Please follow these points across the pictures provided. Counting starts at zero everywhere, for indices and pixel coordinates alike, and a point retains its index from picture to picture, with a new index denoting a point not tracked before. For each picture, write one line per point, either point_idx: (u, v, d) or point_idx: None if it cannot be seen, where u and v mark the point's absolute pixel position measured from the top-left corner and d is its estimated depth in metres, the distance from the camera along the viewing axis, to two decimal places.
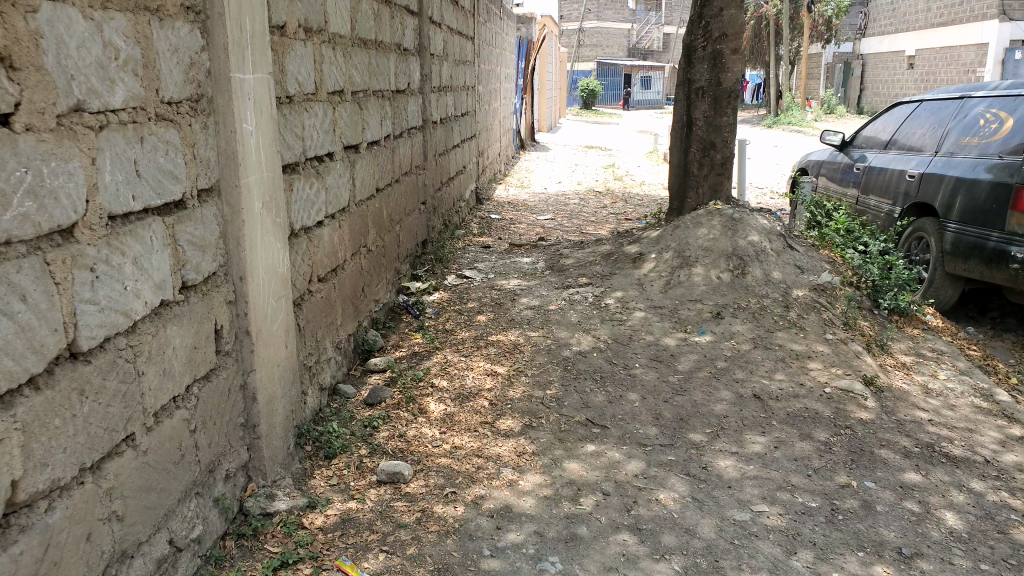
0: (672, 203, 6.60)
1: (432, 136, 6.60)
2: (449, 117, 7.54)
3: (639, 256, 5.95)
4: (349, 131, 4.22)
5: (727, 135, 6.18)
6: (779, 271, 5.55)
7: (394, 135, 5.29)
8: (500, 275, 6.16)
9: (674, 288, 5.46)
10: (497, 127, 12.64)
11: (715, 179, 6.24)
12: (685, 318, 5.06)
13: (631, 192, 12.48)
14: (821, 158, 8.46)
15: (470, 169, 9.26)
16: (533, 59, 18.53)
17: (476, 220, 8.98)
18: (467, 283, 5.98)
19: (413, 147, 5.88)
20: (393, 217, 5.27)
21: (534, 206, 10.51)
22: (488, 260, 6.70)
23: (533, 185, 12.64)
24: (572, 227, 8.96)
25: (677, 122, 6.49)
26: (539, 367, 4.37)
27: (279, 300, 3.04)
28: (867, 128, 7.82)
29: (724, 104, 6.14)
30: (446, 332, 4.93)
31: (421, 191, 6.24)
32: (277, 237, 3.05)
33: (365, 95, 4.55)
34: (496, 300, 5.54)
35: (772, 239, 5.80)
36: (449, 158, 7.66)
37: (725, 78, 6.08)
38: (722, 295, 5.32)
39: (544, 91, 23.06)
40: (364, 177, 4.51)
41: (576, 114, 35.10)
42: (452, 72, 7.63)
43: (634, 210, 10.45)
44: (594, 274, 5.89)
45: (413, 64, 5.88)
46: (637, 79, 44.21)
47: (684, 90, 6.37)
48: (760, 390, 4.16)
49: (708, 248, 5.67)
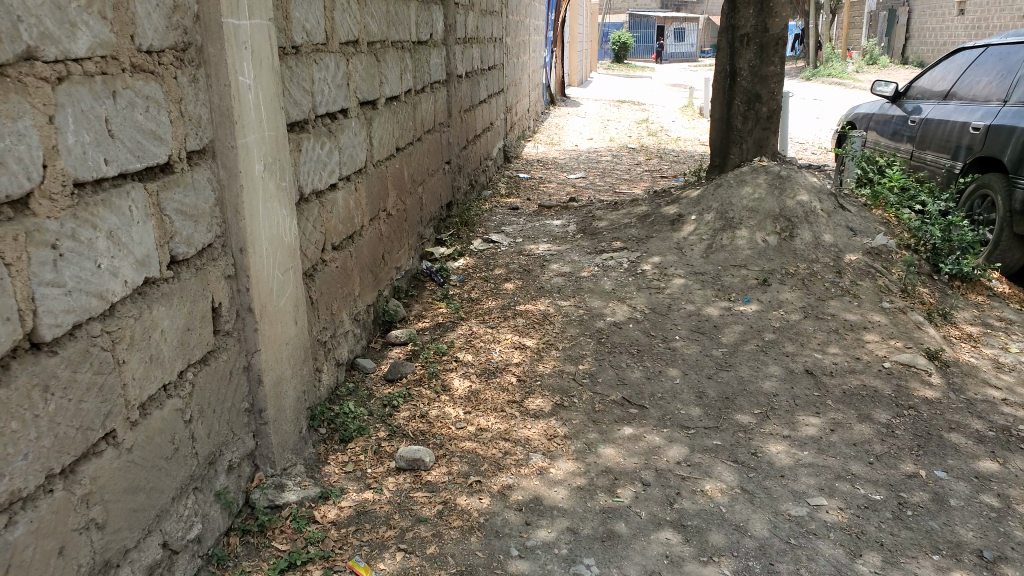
0: (713, 160, 6.19)
1: (456, 91, 6.25)
2: (475, 71, 7.15)
3: (678, 218, 5.58)
4: (366, 85, 3.90)
5: (773, 87, 5.73)
6: (831, 235, 5.15)
7: (415, 91, 4.95)
8: (529, 239, 5.84)
9: (715, 253, 5.11)
10: (526, 81, 12.18)
11: (760, 135, 5.82)
12: (729, 286, 4.71)
13: (665, 149, 11.98)
14: (869, 111, 7.93)
15: (497, 126, 8.89)
16: (563, 11, 17.86)
17: (503, 179, 8.64)
18: (494, 248, 5.68)
19: (436, 102, 5.54)
20: (415, 177, 4.96)
21: (564, 164, 10.12)
22: (516, 222, 6.38)
23: (563, 142, 12.20)
24: (603, 186, 8.57)
25: (719, 73, 6.03)
26: (570, 341, 4.08)
27: (285, 272, 2.83)
28: (924, 77, 7.25)
29: (771, 53, 5.68)
30: (472, 302, 4.65)
31: (446, 149, 5.91)
32: (281, 204, 2.79)
33: (383, 47, 4.21)
34: (525, 266, 5.23)
35: (822, 199, 5.38)
36: (476, 115, 7.29)
37: (773, 24, 5.61)
38: (768, 260, 4.96)
39: (573, 44, 22.37)
40: (382, 136, 4.19)
41: (608, 68, 34.17)
42: (478, 23, 7.22)
43: (669, 168, 9.98)
44: (629, 237, 5.54)
45: (436, 14, 5.50)
46: (671, 31, 42.84)
47: (728, 37, 5.90)
48: (812, 364, 3.83)
49: (752, 210, 5.29)
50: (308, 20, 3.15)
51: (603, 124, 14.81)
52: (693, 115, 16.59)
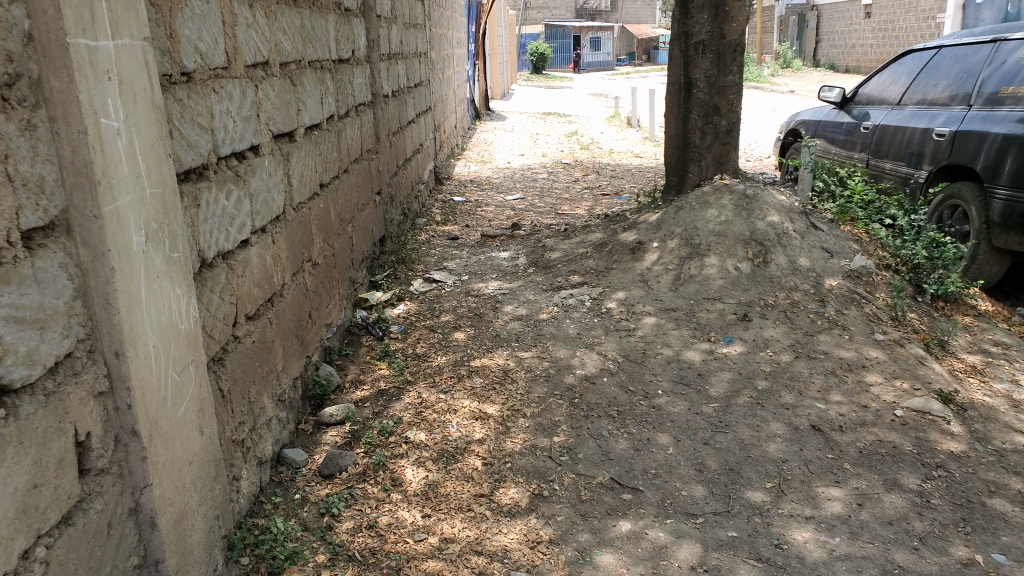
0: (669, 179, 5.72)
1: (384, 113, 5.61)
2: (401, 90, 6.52)
3: (638, 245, 5.05)
4: (280, 115, 3.22)
5: (732, 98, 5.32)
6: (806, 258, 4.74)
7: (338, 117, 4.29)
8: (476, 276, 5.18)
9: (685, 284, 4.60)
10: (452, 95, 11.57)
11: (719, 150, 5.40)
12: (707, 324, 4.21)
13: (600, 163, 11.57)
14: (812, 119, 7.64)
15: (427, 146, 8.25)
16: (483, 23, 17.34)
17: (437, 204, 8.01)
18: (437, 288, 4.97)
19: (362, 127, 4.89)
20: (342, 216, 4.29)
21: (499, 184, 9.54)
22: (459, 256, 5.71)
23: (495, 159, 11.66)
24: (544, 207, 8.05)
25: (671, 84, 5.57)
26: (540, 404, 3.48)
27: (187, 369, 2.11)
28: (871, 81, 6.99)
29: (728, 61, 5.26)
30: (418, 359, 3.98)
31: (375, 179, 5.24)
32: (177, 281, 2.07)
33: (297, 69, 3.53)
34: (477, 309, 4.58)
35: (793, 218, 4.98)
36: (405, 137, 6.63)
37: (729, 30, 5.20)
38: (744, 290, 4.49)
39: (495, 56, 21.93)
40: (302, 173, 3.51)
41: (528, 79, 33.88)
42: (402, 37, 6.59)
43: (609, 185, 9.53)
44: (586, 270, 4.99)
45: (357, 26, 4.85)
46: (588, 41, 43.07)
47: (679, 44, 5.46)
48: (817, 419, 3.36)
49: (721, 234, 4.82)
50: (207, 37, 2.47)
51: (532, 139, 14.35)
52: (622, 126, 16.33)
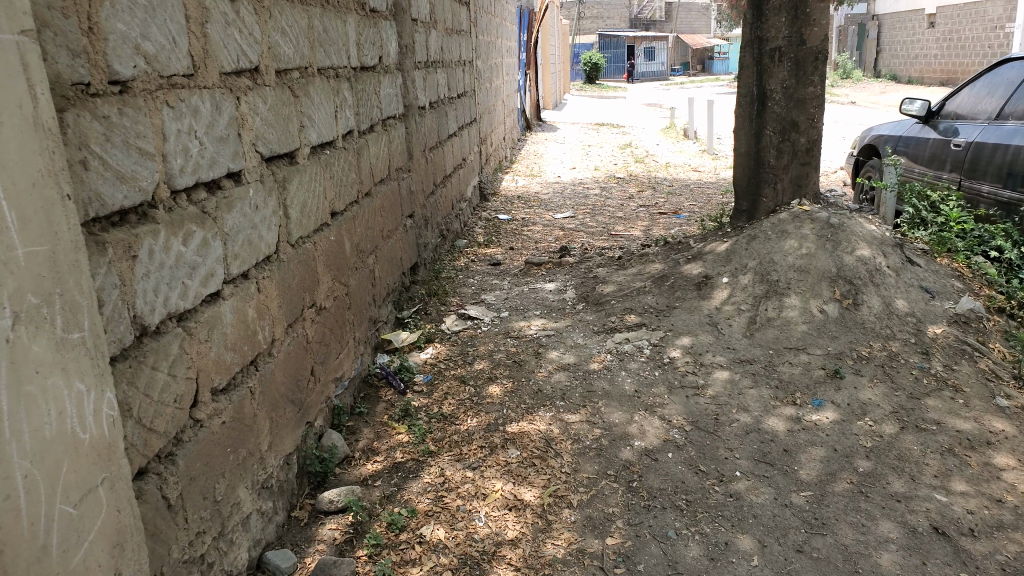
0: (738, 204, 4.98)
1: (418, 128, 5.02)
2: (440, 101, 5.93)
3: (705, 279, 4.30)
4: (274, 135, 2.64)
5: (813, 113, 4.58)
6: (906, 299, 3.96)
7: (357, 133, 3.70)
8: (517, 312, 4.42)
9: (761, 330, 3.85)
10: (500, 106, 10.98)
11: (798, 170, 4.65)
12: (792, 385, 3.42)
13: (656, 177, 10.80)
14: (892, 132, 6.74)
15: (471, 161, 7.66)
16: (533, 32, 16.75)
17: (480, 223, 7.41)
18: (472, 328, 4.21)
19: (390, 145, 4.30)
20: (362, 247, 3.69)
21: (548, 201, 8.86)
22: (500, 286, 4.94)
23: (544, 173, 11.01)
24: (597, 227, 7.36)
25: (742, 96, 4.85)
26: (589, 490, 2.77)
27: (88, 495, 1.47)
28: (958, 93, 6.08)
29: (809, 69, 4.52)
30: (443, 422, 3.27)
31: (406, 201, 4.64)
32: (74, 369, 1.43)
33: (303, 78, 2.97)
34: (518, 356, 3.80)
35: (887, 252, 4.21)
36: (444, 153, 6.02)
37: (810, 33, 4.46)
38: (832, 338, 3.73)
39: (546, 66, 21.36)
40: (306, 201, 2.92)
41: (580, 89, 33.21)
42: (442, 44, 6.01)
43: (667, 202, 8.75)
44: (645, 308, 4.19)
45: (385, 31, 4.27)
46: (642, 50, 42.27)
47: (751, 50, 4.74)
48: (941, 518, 2.56)
49: (803, 270, 4.06)
50: (164, 31, 1.90)
51: (584, 151, 13.67)
52: (678, 137, 15.52)
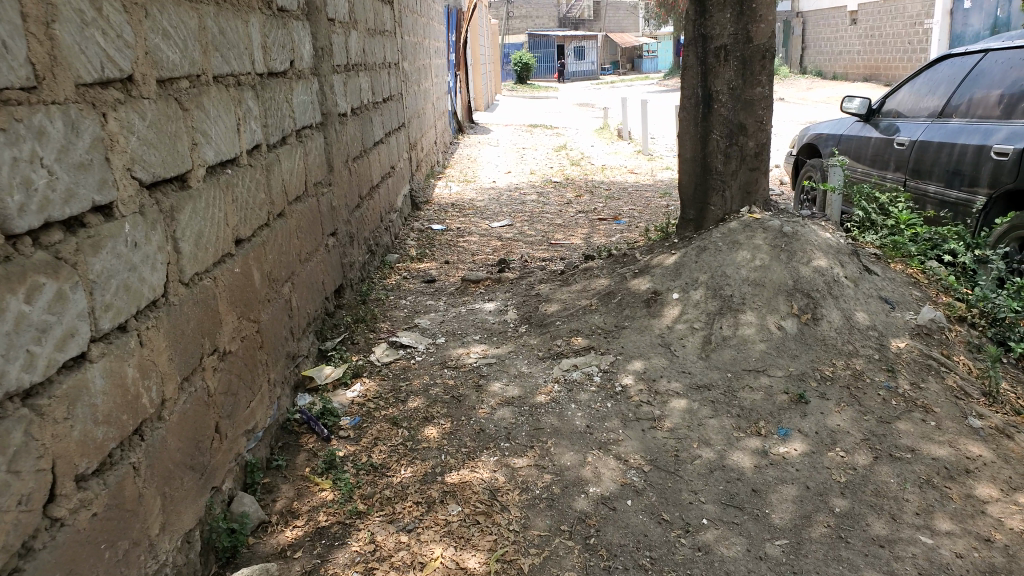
0: (684, 213, 4.76)
1: (341, 138, 4.62)
2: (366, 107, 5.53)
3: (654, 296, 4.05)
4: (157, 157, 2.21)
5: (760, 115, 4.38)
6: (865, 311, 3.79)
7: (266, 148, 3.29)
8: (453, 337, 4.08)
9: (717, 350, 3.63)
10: (432, 110, 10.59)
11: (745, 177, 4.46)
12: (758, 414, 3.21)
13: (593, 180, 10.59)
14: (831, 131, 6.67)
15: (401, 169, 7.26)
16: (463, 33, 16.39)
17: (413, 235, 7.02)
18: (405, 358, 3.86)
19: (308, 159, 3.90)
20: (274, 277, 3.28)
21: (485, 208, 8.54)
22: (434, 307, 4.61)
23: (479, 179, 10.68)
24: (536, 236, 7.07)
25: (685, 99, 4.62)
26: (541, 550, 2.45)
27: None
28: (898, 91, 6.00)
29: (755, 69, 4.32)
30: (373, 473, 2.92)
31: (328, 218, 4.24)
32: None
33: (196, 87, 2.56)
34: (456, 391, 3.47)
35: (844, 262, 4.03)
36: (371, 162, 5.62)
37: (757, 31, 4.26)
38: (792, 358, 3.52)
39: (478, 68, 21.02)
40: (201, 231, 2.50)
41: (512, 90, 33.00)
42: (365, 45, 5.61)
43: (606, 208, 8.55)
44: (592, 329, 3.91)
45: (298, 32, 3.87)
46: (573, 51, 42.39)
47: (694, 50, 4.52)
48: (931, 565, 2.33)
49: (757, 283, 3.86)
50: None
51: (520, 154, 13.39)
52: (613, 138, 15.41)
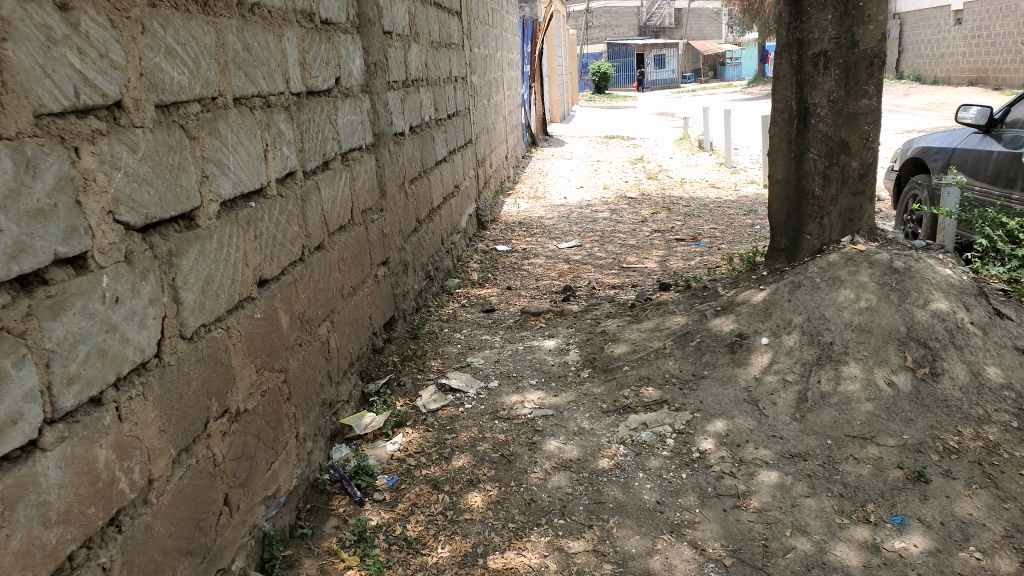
0: (775, 241, 4.23)
1: (397, 159, 4.33)
2: (427, 125, 5.24)
3: (739, 339, 3.61)
4: (150, 195, 1.88)
5: (866, 130, 3.83)
6: (998, 365, 3.21)
7: (302, 175, 3.00)
8: (508, 381, 3.70)
9: (816, 411, 3.12)
10: (502, 124, 10.30)
11: (847, 202, 3.91)
12: (875, 492, 2.67)
13: (671, 196, 10.05)
14: (938, 144, 5.91)
15: (467, 187, 6.95)
16: (538, 44, 16.07)
17: (477, 255, 6.70)
18: (454, 406, 3.47)
19: (355, 184, 3.60)
20: (306, 318, 2.95)
21: (554, 227, 8.13)
22: (491, 342, 4.23)
23: (550, 194, 10.31)
24: (607, 258, 6.63)
25: (779, 113, 4.10)
26: None
27: None
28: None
29: (861, 78, 3.77)
30: (407, 549, 2.52)
31: (378, 247, 3.91)
32: None
33: (209, 119, 2.28)
34: (506, 449, 3.07)
35: (970, 304, 3.45)
36: (432, 183, 5.30)
37: (864, 33, 3.71)
38: (906, 423, 2.98)
39: (553, 78, 20.73)
40: (210, 277, 2.19)
41: (589, 100, 32.50)
42: (427, 60, 5.30)
43: (683, 227, 7.99)
44: (667, 379, 3.47)
45: (347, 47, 3.58)
46: (653, 59, 41.61)
47: (789, 56, 4.00)
48: None
49: (863, 330, 3.35)
50: None
51: (594, 167, 12.95)
52: (692, 150, 14.78)
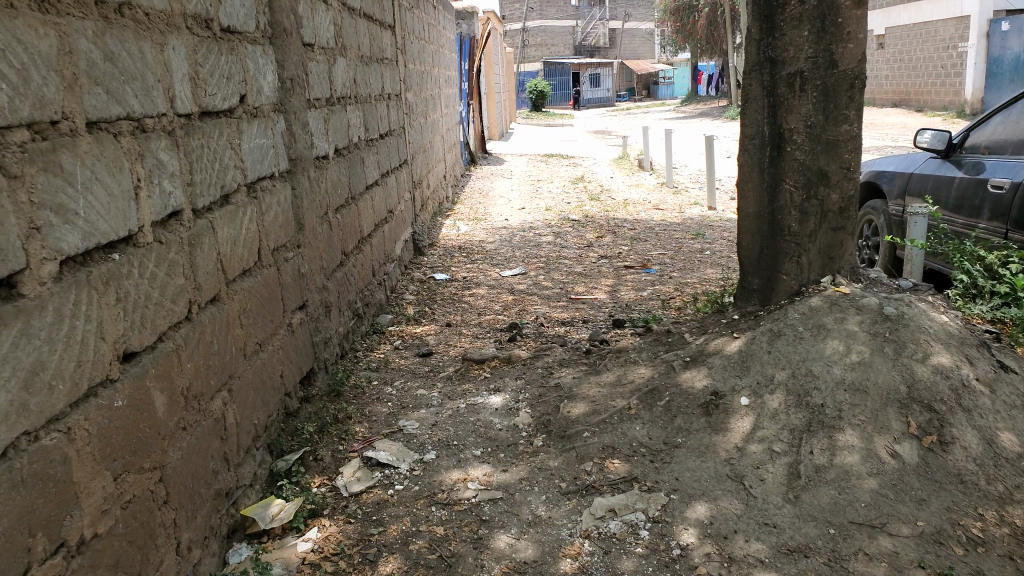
0: (746, 281, 3.91)
1: (318, 186, 3.73)
2: (355, 146, 4.64)
3: (715, 399, 3.15)
4: None
5: (848, 159, 3.51)
6: (1011, 430, 2.84)
7: (192, 216, 2.32)
8: (445, 449, 3.15)
9: (809, 491, 2.65)
10: (439, 142, 9.72)
11: (826, 239, 3.58)
12: None
13: (616, 218, 9.63)
14: (892, 168, 5.60)
15: (401, 211, 6.35)
16: (476, 59, 15.60)
17: (413, 286, 6.10)
18: (382, 488, 2.88)
19: (265, 219, 2.99)
20: (192, 392, 2.27)
21: (495, 252, 7.59)
22: (430, 397, 3.66)
23: (489, 216, 9.77)
24: (553, 288, 6.12)
25: (750, 138, 3.77)
26: None
27: None
28: (985, 123, 4.87)
29: (841, 102, 3.43)
30: None
31: (292, 291, 3.29)
32: None
33: (45, 152, 1.60)
34: (446, 549, 2.51)
35: (976, 361, 3.09)
36: (361, 210, 4.68)
37: (843, 53, 3.38)
38: (917, 504, 2.56)
39: (491, 95, 20.25)
40: (38, 363, 1.56)
41: (527, 116, 32.33)
42: (355, 74, 4.71)
43: (632, 252, 7.58)
44: (634, 448, 2.98)
45: (258, 59, 2.99)
46: (588, 77, 41.77)
47: (758, 76, 3.66)
48: None
49: (857, 390, 2.96)
50: None
51: (533, 187, 12.48)
52: (633, 168, 14.49)
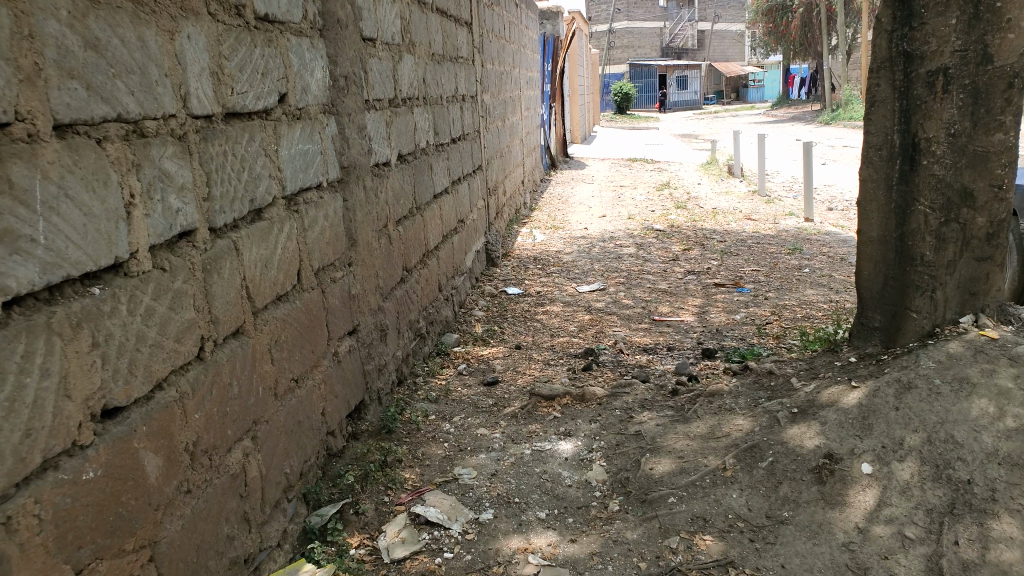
0: (866, 317, 3.34)
1: (376, 197, 3.37)
2: (422, 151, 4.27)
3: (828, 463, 2.66)
4: None
5: (1000, 175, 2.86)
6: None
7: (209, 235, 1.96)
8: (508, 505, 2.73)
9: None
10: (518, 146, 9.33)
11: (969, 269, 2.96)
12: None
13: (704, 229, 9.00)
14: None
15: (474, 220, 5.97)
16: (559, 61, 15.13)
17: (483, 300, 5.72)
18: (428, 554, 2.47)
19: (311, 236, 2.65)
20: (198, 446, 1.90)
21: (573, 264, 7.13)
22: (493, 438, 3.25)
23: (568, 224, 9.32)
24: (634, 307, 5.62)
25: (875, 149, 3.21)
26: None
27: None
28: None
29: (994, 106, 2.81)
30: None
31: (341, 316, 2.94)
32: None
33: None
34: None
35: None
36: (427, 221, 4.31)
37: (1000, 46, 2.75)
38: None
39: (575, 98, 19.75)
40: None
41: (611, 119, 31.66)
42: (424, 73, 4.33)
43: (722, 267, 6.98)
44: (733, 521, 2.52)
45: (305, 54, 2.65)
46: (675, 79, 40.69)
47: (888, 74, 3.09)
48: None
49: (1018, 465, 2.43)
50: None
51: (616, 193, 11.94)
52: (720, 174, 13.74)
